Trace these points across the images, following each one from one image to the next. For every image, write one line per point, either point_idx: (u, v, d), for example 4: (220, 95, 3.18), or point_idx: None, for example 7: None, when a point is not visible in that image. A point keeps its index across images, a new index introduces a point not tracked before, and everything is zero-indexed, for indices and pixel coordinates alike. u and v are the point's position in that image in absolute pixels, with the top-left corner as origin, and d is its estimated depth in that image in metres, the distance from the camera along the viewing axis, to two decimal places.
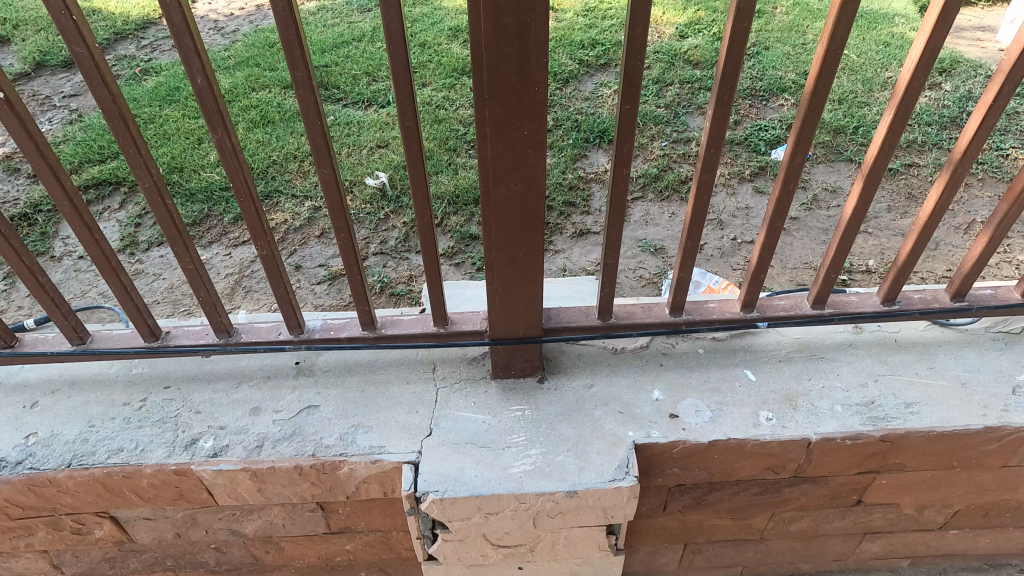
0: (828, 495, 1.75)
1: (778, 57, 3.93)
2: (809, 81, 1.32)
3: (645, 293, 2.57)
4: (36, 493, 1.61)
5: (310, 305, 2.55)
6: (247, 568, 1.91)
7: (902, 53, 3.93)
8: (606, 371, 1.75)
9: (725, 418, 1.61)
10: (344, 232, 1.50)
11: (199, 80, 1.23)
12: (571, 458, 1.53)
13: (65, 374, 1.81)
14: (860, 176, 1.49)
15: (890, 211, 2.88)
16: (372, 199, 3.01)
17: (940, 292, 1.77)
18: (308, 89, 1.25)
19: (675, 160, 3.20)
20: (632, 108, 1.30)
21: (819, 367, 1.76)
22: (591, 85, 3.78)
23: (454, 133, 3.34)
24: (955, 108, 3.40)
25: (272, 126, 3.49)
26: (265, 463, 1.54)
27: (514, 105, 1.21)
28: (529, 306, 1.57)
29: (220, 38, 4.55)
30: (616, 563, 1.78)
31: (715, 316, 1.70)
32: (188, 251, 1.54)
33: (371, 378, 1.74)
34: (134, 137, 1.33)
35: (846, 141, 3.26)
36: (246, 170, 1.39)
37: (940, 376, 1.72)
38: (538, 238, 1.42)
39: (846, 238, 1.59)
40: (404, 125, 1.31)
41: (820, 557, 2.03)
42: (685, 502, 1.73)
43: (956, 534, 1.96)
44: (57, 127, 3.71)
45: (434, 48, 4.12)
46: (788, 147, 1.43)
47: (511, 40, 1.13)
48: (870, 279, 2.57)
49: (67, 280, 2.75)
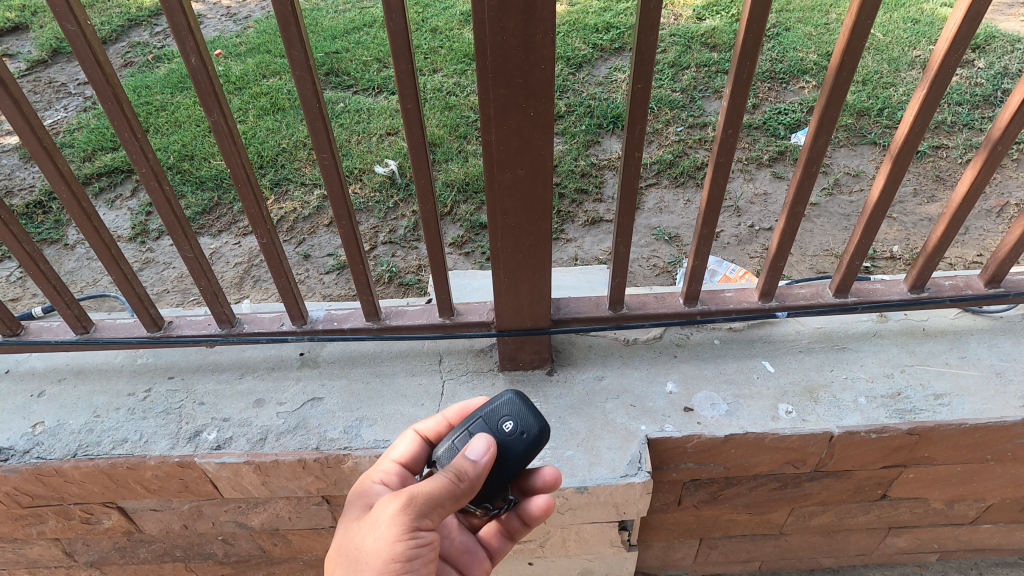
0: (851, 489, 1.69)
1: (799, 38, 3.80)
2: (835, 55, 1.23)
3: (659, 282, 2.51)
4: (42, 483, 1.59)
5: (319, 294, 2.52)
6: (256, 559, 1.89)
7: (931, 31, 3.77)
8: (618, 363, 1.69)
9: (742, 411, 1.55)
10: (345, 220, 1.45)
11: (194, 60, 1.18)
12: (581, 453, 1.49)
13: (72, 364, 1.79)
14: (889, 157, 1.40)
15: (916, 196, 2.78)
16: (381, 186, 2.96)
17: (973, 278, 1.69)
18: (304, 69, 1.20)
19: (690, 145, 3.11)
20: (644, 87, 1.23)
21: (842, 357, 1.69)
22: (605, 69, 3.69)
23: (464, 120, 3.28)
24: (988, 86, 3.26)
25: (283, 113, 3.45)
26: (268, 456, 1.51)
27: (518, 85, 1.15)
28: (538, 297, 1.52)
29: (232, 25, 4.51)
30: (629, 559, 1.73)
31: (732, 307, 1.64)
32: (187, 238, 1.50)
33: (376, 369, 1.71)
34: (130, 121, 1.29)
35: (870, 123, 3.15)
36: (244, 155, 1.35)
37: (972, 366, 1.65)
38: (544, 225, 1.36)
39: (871, 223, 1.51)
40: (405, 107, 1.25)
41: (843, 552, 1.97)
42: (701, 497, 1.68)
43: (987, 529, 1.88)
44: (71, 115, 3.70)
45: (445, 34, 4.05)
46: (811, 127, 1.35)
47: (515, 15, 1.06)
48: (895, 266, 2.48)
49: (79, 269, 2.74)
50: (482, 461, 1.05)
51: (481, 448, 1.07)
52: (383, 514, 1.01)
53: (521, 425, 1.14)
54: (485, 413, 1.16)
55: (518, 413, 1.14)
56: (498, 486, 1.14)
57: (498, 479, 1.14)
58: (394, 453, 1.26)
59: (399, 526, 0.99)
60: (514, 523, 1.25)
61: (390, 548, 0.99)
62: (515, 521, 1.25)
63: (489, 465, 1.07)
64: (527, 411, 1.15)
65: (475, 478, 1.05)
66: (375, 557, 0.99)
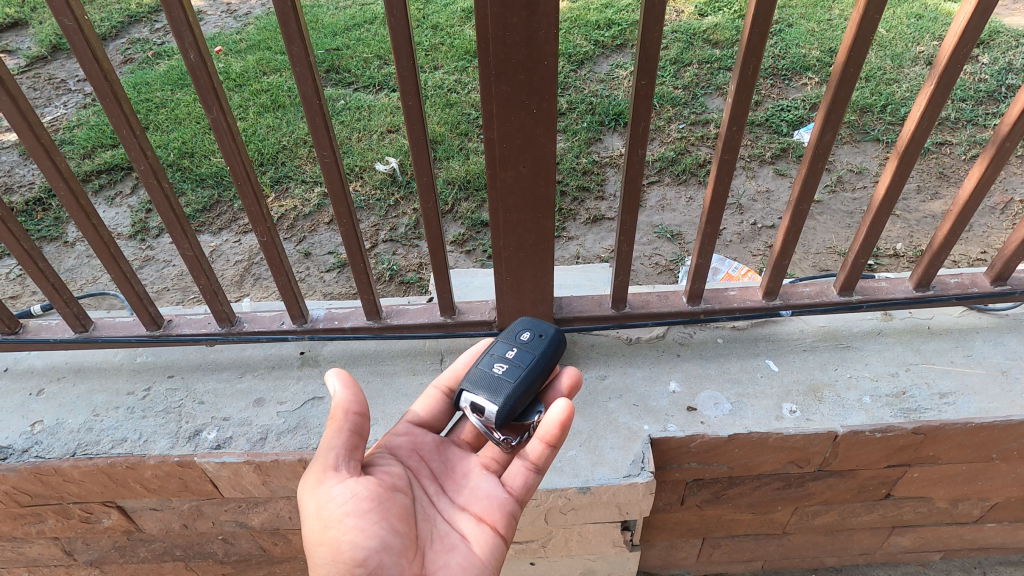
0: (856, 489, 1.67)
1: (802, 34, 3.78)
2: (841, 50, 1.22)
3: (662, 280, 2.49)
4: (41, 482, 1.58)
5: (319, 293, 2.51)
6: (257, 559, 1.89)
7: (935, 27, 3.75)
8: (620, 362, 1.68)
9: (746, 410, 1.54)
10: (346, 218, 1.44)
11: (192, 56, 1.17)
12: (584, 453, 1.48)
13: (71, 362, 1.78)
14: (896, 154, 1.39)
15: (919, 193, 2.76)
16: (382, 184, 2.95)
17: (979, 275, 1.68)
18: (304, 65, 1.18)
19: (693, 143, 3.09)
20: (648, 84, 1.21)
21: (847, 356, 1.67)
22: (606, 66, 3.67)
23: (466, 117, 3.26)
24: (993, 82, 3.24)
25: (283, 111, 3.43)
26: (269, 455, 1.50)
27: (521, 81, 1.14)
28: (540, 296, 1.51)
29: (232, 21, 4.49)
30: (631, 558, 1.72)
31: (735, 305, 1.63)
32: (186, 237, 1.49)
33: (377, 368, 1.69)
34: (128, 117, 1.28)
35: (874, 120, 3.13)
36: (244, 153, 1.34)
37: (978, 364, 1.63)
38: (547, 223, 1.35)
39: (876, 221, 1.50)
40: (406, 104, 1.24)
41: (846, 551, 1.96)
42: (704, 497, 1.67)
43: (992, 528, 1.87)
44: (71, 112, 3.68)
45: (446, 30, 4.03)
46: (816, 124, 1.34)
47: (518, 10, 1.05)
48: (898, 264, 2.46)
49: (79, 267, 2.72)
50: (340, 391, 1.07)
51: (335, 381, 1.08)
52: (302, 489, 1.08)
53: (538, 331, 1.29)
54: (500, 338, 1.30)
55: (531, 324, 1.31)
56: (523, 382, 1.19)
57: (519, 378, 1.20)
58: (414, 411, 1.29)
59: (312, 490, 1.05)
60: (533, 450, 1.18)
61: (317, 515, 1.04)
62: (531, 447, 1.17)
63: (355, 387, 1.08)
64: (539, 321, 1.32)
65: (344, 408, 1.07)
66: (310, 524, 1.05)
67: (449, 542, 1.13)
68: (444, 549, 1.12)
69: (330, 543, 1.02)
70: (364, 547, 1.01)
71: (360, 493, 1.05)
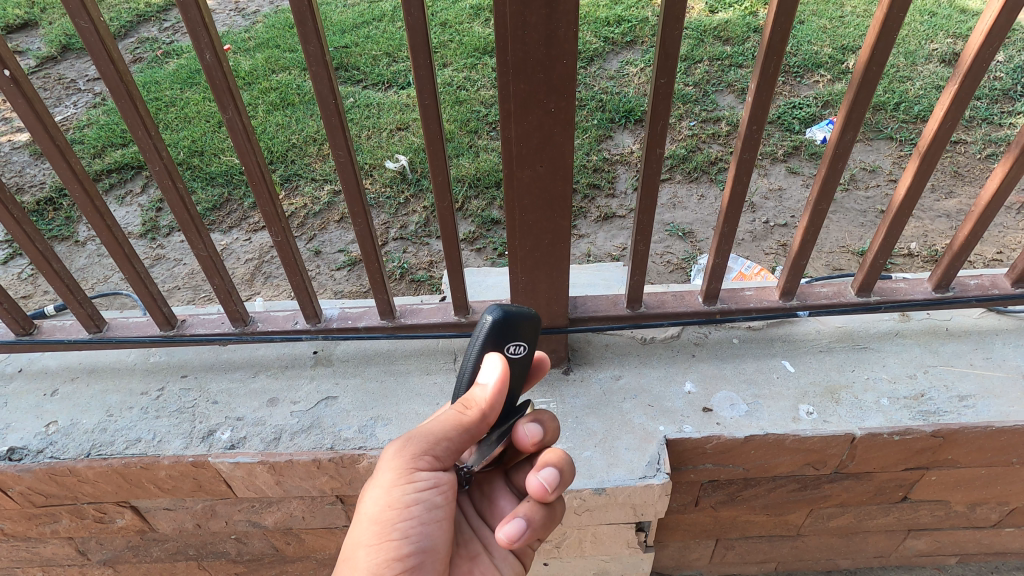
0: (872, 491, 1.66)
1: (813, 31, 3.74)
2: (864, 48, 1.19)
3: (673, 279, 2.48)
4: (56, 482, 1.59)
5: (330, 291, 2.51)
6: (269, 558, 1.89)
7: (949, 24, 3.70)
8: (635, 362, 1.67)
9: (762, 411, 1.52)
10: (360, 217, 1.42)
11: (208, 56, 1.16)
12: (599, 453, 1.47)
13: (85, 362, 1.79)
14: (918, 153, 1.37)
15: (934, 192, 2.72)
16: (392, 182, 2.94)
17: (1000, 277, 1.65)
18: (321, 65, 1.17)
19: (704, 140, 3.07)
20: (668, 82, 1.19)
21: (864, 357, 1.66)
22: (616, 63, 3.64)
23: (475, 115, 3.25)
24: (1009, 79, 3.20)
25: (292, 109, 3.43)
26: (282, 455, 1.50)
27: (540, 80, 1.12)
28: (555, 296, 1.50)
29: (241, 19, 4.49)
30: (646, 560, 1.71)
31: (752, 305, 1.61)
32: (201, 237, 1.49)
33: (390, 368, 1.69)
34: (143, 117, 1.27)
35: (887, 118, 3.09)
36: (258, 153, 1.33)
37: (998, 367, 1.61)
38: (564, 223, 1.34)
39: (896, 221, 1.48)
40: (424, 103, 1.23)
41: (860, 554, 1.94)
42: (719, 498, 1.65)
43: (1011, 532, 1.85)
44: (81, 111, 3.69)
45: (455, 28, 4.02)
46: (838, 123, 1.31)
47: (538, 8, 1.03)
48: (913, 263, 2.43)
49: (90, 266, 2.73)
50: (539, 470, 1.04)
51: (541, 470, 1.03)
52: (385, 453, 1.01)
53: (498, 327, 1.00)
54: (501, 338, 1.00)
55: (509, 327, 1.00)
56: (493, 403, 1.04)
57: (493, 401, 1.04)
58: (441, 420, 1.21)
59: (399, 461, 0.98)
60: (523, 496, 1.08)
61: (390, 491, 0.97)
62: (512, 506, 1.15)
63: (504, 390, 0.99)
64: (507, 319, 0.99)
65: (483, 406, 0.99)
66: (374, 496, 0.98)
67: (472, 550, 1.13)
68: (467, 557, 1.12)
69: (385, 526, 0.97)
70: (408, 547, 0.97)
71: (440, 495, 1.00)
